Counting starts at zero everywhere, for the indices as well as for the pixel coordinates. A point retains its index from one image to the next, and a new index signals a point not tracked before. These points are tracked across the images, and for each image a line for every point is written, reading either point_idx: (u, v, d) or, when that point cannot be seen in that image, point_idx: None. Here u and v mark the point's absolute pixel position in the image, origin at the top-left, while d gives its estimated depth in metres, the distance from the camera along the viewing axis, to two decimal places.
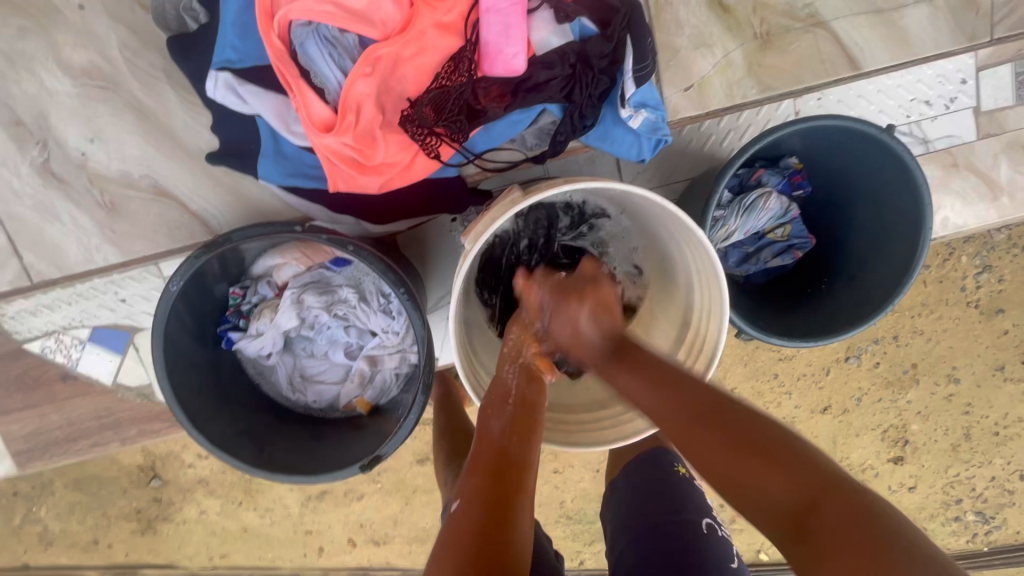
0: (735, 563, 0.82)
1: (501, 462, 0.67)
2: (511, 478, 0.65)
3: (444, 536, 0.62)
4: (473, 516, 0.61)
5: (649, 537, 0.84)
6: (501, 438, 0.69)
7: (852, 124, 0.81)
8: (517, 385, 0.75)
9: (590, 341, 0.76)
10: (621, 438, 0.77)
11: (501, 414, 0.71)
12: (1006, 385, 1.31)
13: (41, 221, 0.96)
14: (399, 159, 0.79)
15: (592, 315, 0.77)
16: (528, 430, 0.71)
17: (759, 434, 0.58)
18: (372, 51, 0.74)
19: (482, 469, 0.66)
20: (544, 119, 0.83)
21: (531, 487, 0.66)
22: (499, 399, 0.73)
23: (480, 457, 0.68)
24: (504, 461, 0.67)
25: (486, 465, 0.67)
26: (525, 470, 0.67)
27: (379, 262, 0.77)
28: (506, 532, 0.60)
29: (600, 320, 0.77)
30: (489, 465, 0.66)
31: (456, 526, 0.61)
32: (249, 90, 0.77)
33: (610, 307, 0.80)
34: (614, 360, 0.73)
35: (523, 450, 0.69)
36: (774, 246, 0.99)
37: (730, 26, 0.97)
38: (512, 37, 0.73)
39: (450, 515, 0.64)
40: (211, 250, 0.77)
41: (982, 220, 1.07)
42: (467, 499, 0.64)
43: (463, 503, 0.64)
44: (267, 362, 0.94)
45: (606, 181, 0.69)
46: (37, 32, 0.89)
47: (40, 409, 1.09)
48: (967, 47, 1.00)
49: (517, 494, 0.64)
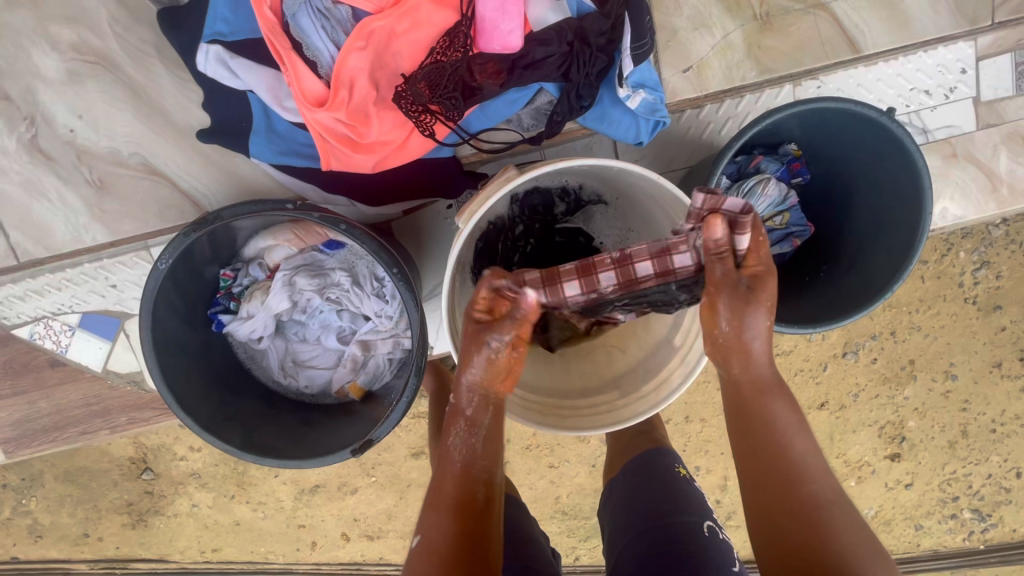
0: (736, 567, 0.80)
1: (462, 499, 0.62)
2: (474, 508, 0.62)
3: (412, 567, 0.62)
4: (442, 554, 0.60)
5: (651, 537, 0.83)
6: (458, 483, 0.63)
7: (853, 107, 0.80)
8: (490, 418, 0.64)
9: (749, 342, 0.61)
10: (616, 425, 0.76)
11: (474, 436, 0.64)
12: (1003, 382, 1.31)
13: (28, 199, 0.94)
14: (393, 137, 0.78)
15: (739, 322, 0.60)
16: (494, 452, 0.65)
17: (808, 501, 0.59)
18: (366, 24, 0.73)
19: (445, 507, 0.62)
20: (541, 98, 0.81)
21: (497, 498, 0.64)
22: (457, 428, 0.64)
23: (442, 491, 0.63)
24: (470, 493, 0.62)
25: (450, 502, 0.62)
26: (489, 498, 0.63)
27: (371, 242, 0.75)
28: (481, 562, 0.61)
29: (756, 331, 0.61)
30: (451, 505, 0.62)
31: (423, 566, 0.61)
32: (240, 64, 0.76)
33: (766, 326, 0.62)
34: (739, 361, 0.62)
35: (489, 457, 0.64)
36: (773, 234, 0.97)
37: (728, 7, 0.96)
38: (508, 12, 0.72)
39: (414, 549, 0.63)
40: (201, 227, 0.75)
41: (980, 212, 1.06)
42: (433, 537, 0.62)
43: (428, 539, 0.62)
44: (258, 346, 0.92)
45: (600, 158, 0.68)
46: (25, 5, 0.87)
47: (28, 395, 1.07)
48: (966, 34, 0.99)
49: (483, 527, 0.62)
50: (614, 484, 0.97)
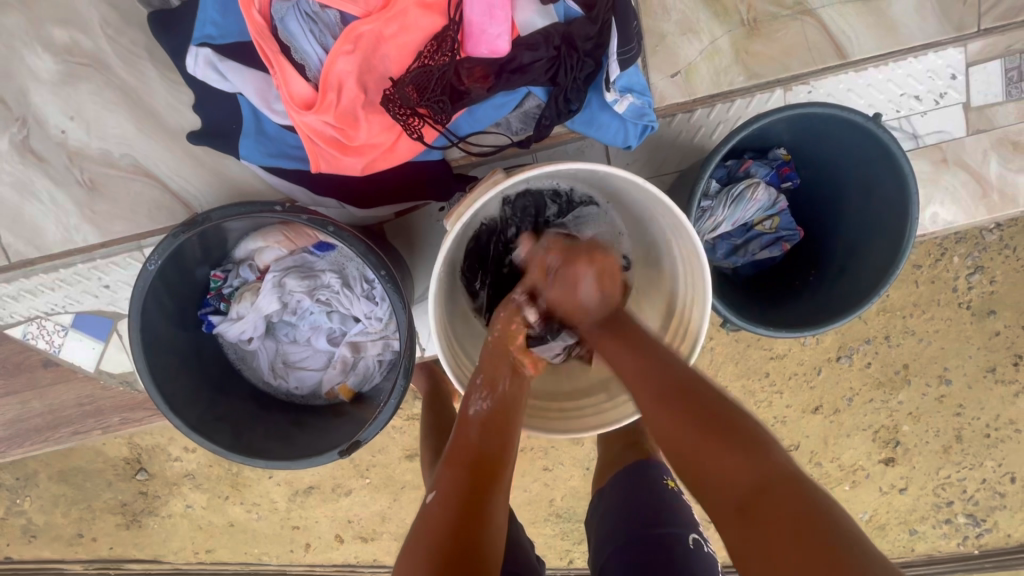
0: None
1: (478, 453, 0.67)
2: (488, 463, 0.66)
3: (418, 525, 0.63)
4: (450, 503, 0.62)
5: (639, 547, 0.83)
6: (479, 438, 0.69)
7: (839, 112, 0.81)
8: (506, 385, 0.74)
9: (587, 301, 0.77)
10: (601, 428, 0.77)
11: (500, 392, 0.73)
12: (997, 387, 1.31)
13: (21, 201, 0.95)
14: (382, 140, 0.79)
15: (593, 280, 0.77)
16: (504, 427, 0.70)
17: (725, 419, 0.59)
18: (353, 28, 0.73)
19: (461, 458, 0.67)
20: (529, 103, 0.82)
21: (508, 468, 0.67)
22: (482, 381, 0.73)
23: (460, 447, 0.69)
24: (484, 449, 0.68)
25: (465, 456, 0.67)
26: (502, 461, 0.67)
27: (359, 244, 0.76)
28: (481, 522, 0.61)
29: (601, 286, 0.78)
30: (467, 455, 0.67)
31: (435, 513, 0.62)
32: (229, 67, 0.77)
33: (614, 277, 0.80)
34: (604, 338, 0.73)
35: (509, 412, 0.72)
36: (763, 238, 0.98)
37: (717, 13, 0.97)
38: (496, 17, 0.73)
39: (425, 506, 0.65)
40: (190, 228, 0.75)
41: (971, 217, 1.07)
42: (444, 489, 0.64)
43: (439, 493, 0.64)
44: (248, 347, 0.93)
45: (588, 163, 0.68)
46: (18, 8, 0.88)
47: (21, 395, 1.07)
48: (954, 41, 1.00)
49: (494, 485, 0.65)
50: (604, 494, 0.96)
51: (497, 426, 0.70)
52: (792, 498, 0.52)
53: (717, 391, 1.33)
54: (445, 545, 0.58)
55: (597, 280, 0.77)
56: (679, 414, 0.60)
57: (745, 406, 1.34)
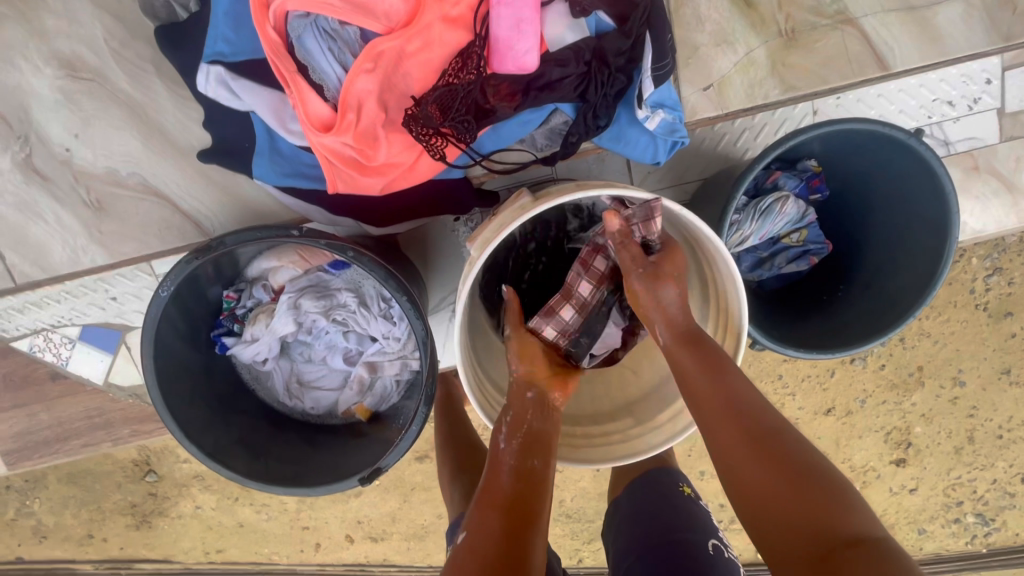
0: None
1: (512, 499, 0.64)
2: (523, 508, 0.63)
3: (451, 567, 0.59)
4: (481, 549, 0.59)
5: (655, 556, 0.81)
6: (512, 485, 0.65)
7: (879, 128, 0.77)
8: (542, 463, 0.68)
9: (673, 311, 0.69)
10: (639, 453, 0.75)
11: (533, 455, 0.68)
12: (1012, 389, 1.29)
13: (24, 219, 0.91)
14: (402, 159, 0.76)
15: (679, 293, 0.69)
16: (539, 481, 0.66)
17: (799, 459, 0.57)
18: (374, 46, 0.70)
19: (494, 502, 0.63)
20: (556, 119, 0.78)
21: (545, 506, 0.64)
22: (512, 420, 0.71)
23: (493, 489, 0.65)
24: (518, 498, 0.64)
25: (497, 500, 0.64)
26: (536, 507, 0.63)
27: (380, 268, 0.73)
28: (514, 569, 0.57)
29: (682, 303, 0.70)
30: (500, 500, 0.63)
31: (466, 559, 0.58)
32: (241, 85, 0.73)
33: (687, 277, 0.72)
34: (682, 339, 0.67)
35: (543, 476, 0.66)
36: (789, 251, 0.95)
37: (752, 22, 0.93)
38: (525, 33, 0.69)
39: (456, 546, 0.62)
40: (203, 253, 0.72)
41: (1001, 225, 1.04)
42: (475, 532, 0.61)
43: (470, 535, 0.61)
44: (263, 367, 0.90)
45: (624, 188, 0.66)
46: (16, 18, 0.83)
47: (29, 408, 1.05)
48: (996, 48, 0.95)
49: (528, 530, 0.61)
50: (617, 506, 0.95)
51: (533, 478, 0.66)
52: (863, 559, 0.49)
53: None
54: None
55: (682, 293, 0.69)
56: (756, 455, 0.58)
57: None
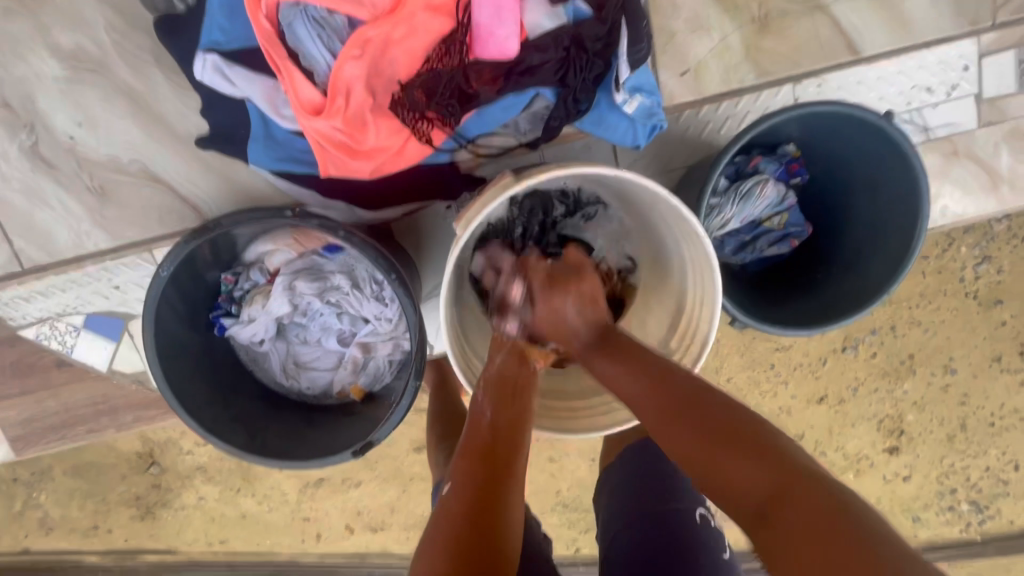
0: (728, 556, 0.81)
1: (492, 448, 0.67)
2: (502, 457, 0.66)
3: (434, 523, 0.61)
4: (466, 497, 0.62)
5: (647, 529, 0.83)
6: (491, 433, 0.69)
7: (851, 109, 0.80)
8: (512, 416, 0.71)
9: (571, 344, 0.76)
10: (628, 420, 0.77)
11: (506, 409, 0.72)
12: (1003, 376, 1.31)
13: (32, 207, 0.95)
14: (390, 143, 0.79)
15: (579, 306, 0.77)
16: (516, 438, 0.69)
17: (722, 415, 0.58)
18: (362, 33, 0.73)
19: (476, 452, 0.66)
20: (538, 104, 0.81)
21: (529, 442, 0.70)
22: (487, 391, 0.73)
23: (473, 438, 0.69)
24: (498, 443, 0.68)
25: (477, 448, 0.67)
26: (514, 451, 0.67)
27: (370, 249, 0.76)
28: (492, 517, 0.60)
29: (587, 311, 0.77)
30: (480, 449, 0.67)
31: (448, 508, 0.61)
32: (236, 72, 0.77)
33: (598, 297, 0.80)
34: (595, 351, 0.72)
35: (517, 415, 0.72)
36: (771, 235, 0.97)
37: (727, 9, 0.96)
38: (505, 18, 0.73)
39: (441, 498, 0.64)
40: (201, 235, 0.77)
41: (980, 209, 1.06)
42: (459, 482, 0.64)
43: (454, 486, 0.64)
44: (260, 348, 0.93)
45: (601, 167, 0.68)
46: (22, 13, 0.87)
47: (35, 395, 1.09)
48: (968, 33, 0.98)
49: (506, 476, 0.64)
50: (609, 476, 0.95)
51: (511, 426, 0.70)
52: (808, 497, 0.49)
53: (722, 382, 1.33)
54: (463, 536, 0.57)
55: (582, 307, 0.77)
56: (681, 422, 0.59)
57: (749, 397, 1.34)
